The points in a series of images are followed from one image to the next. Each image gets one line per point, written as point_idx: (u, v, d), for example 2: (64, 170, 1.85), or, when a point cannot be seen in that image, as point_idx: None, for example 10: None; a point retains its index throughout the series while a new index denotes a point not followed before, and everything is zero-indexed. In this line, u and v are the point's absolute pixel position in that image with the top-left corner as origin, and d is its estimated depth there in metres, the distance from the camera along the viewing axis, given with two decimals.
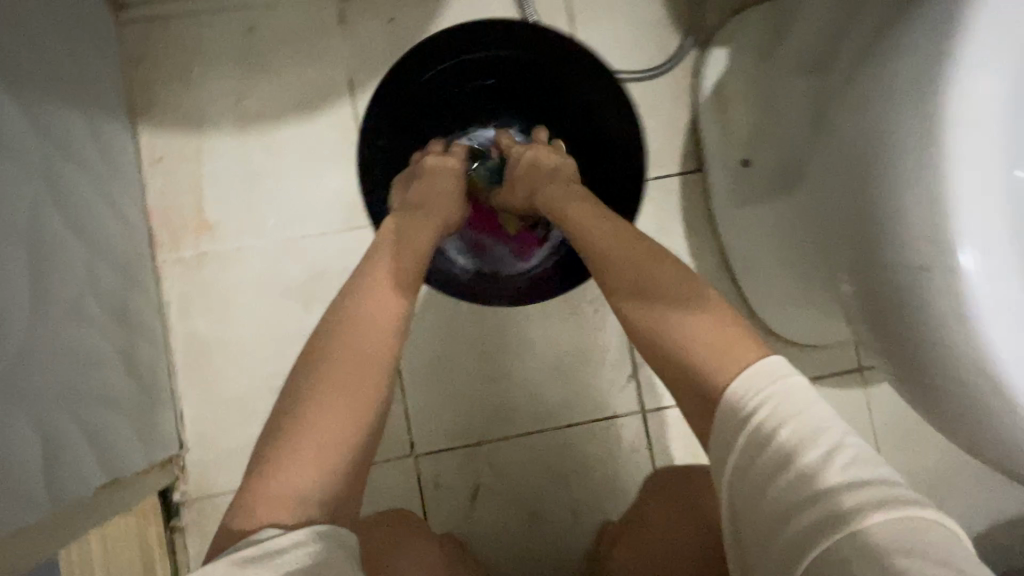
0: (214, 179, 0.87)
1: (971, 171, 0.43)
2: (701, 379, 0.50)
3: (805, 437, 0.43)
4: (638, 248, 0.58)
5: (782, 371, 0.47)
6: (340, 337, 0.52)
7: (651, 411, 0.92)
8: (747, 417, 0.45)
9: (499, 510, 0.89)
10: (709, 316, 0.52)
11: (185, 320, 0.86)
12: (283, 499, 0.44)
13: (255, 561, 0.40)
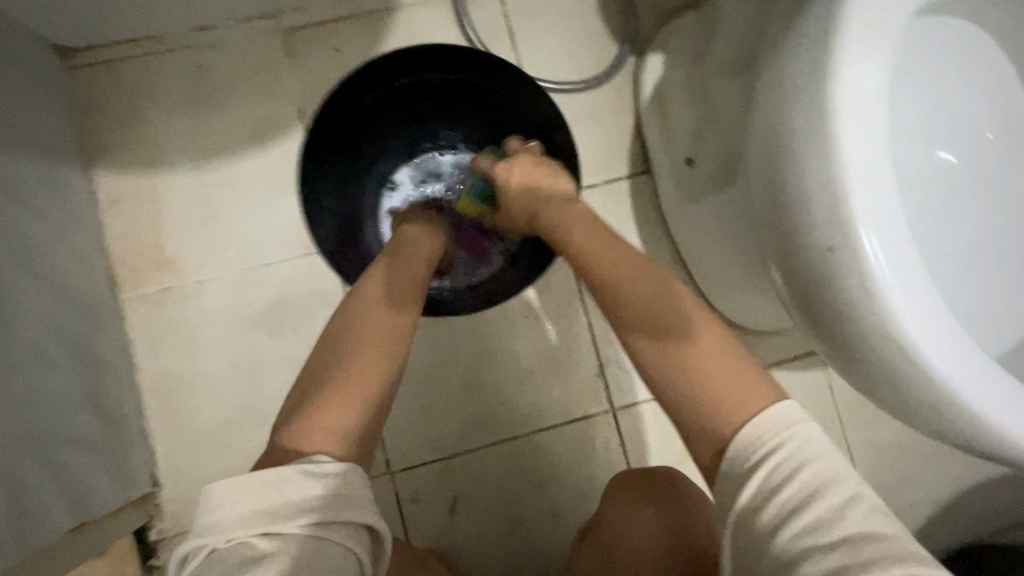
0: (172, 215, 0.88)
1: (864, 154, 0.45)
2: (721, 417, 0.51)
3: (826, 484, 0.45)
4: (631, 265, 0.60)
5: (795, 417, 0.49)
6: (345, 349, 0.56)
7: (620, 410, 0.93)
8: (751, 468, 0.48)
9: (478, 520, 0.89)
10: (712, 348, 0.53)
11: (152, 356, 0.86)
12: (326, 427, 0.49)
13: (298, 477, 0.44)
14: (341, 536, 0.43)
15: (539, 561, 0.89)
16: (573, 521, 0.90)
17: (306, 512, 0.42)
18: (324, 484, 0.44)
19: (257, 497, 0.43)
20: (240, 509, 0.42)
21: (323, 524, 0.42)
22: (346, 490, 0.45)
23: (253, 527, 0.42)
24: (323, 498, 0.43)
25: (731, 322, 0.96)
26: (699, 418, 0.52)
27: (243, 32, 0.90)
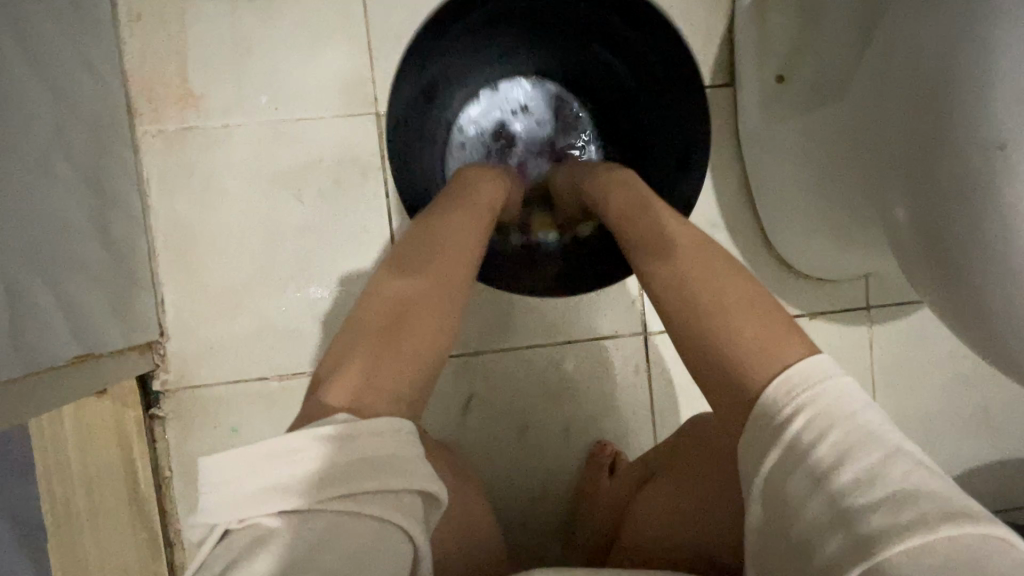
0: (201, 46, 0.78)
1: None
2: (748, 379, 0.48)
3: (857, 441, 0.42)
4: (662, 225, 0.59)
5: (826, 372, 0.46)
6: (384, 311, 0.52)
7: (653, 335, 0.89)
8: (782, 424, 0.45)
9: (490, 420, 0.87)
10: (745, 314, 0.51)
11: (167, 200, 0.79)
12: (348, 393, 0.46)
13: (339, 439, 0.41)
14: (371, 506, 0.40)
15: (546, 469, 0.88)
16: (584, 436, 0.88)
17: (323, 480, 0.40)
18: (339, 447, 0.41)
19: (269, 469, 0.40)
20: (255, 482, 0.40)
21: (344, 493, 0.39)
22: (373, 452, 0.42)
23: (268, 499, 0.39)
24: (344, 459, 0.41)
25: (783, 262, 0.90)
26: (727, 378, 0.50)
27: None
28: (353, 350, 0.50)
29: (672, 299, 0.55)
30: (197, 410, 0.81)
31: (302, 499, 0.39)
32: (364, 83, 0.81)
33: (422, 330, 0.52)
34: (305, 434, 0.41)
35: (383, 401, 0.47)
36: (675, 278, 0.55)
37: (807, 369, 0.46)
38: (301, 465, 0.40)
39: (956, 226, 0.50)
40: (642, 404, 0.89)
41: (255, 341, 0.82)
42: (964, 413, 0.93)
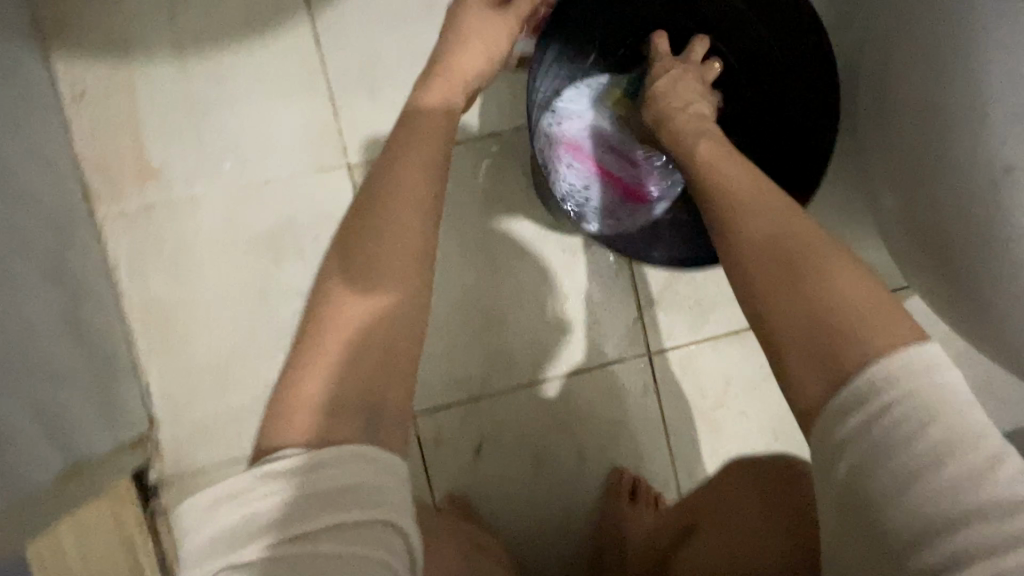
0: (153, 117, 0.74)
1: None
2: (846, 352, 0.40)
3: (960, 441, 0.36)
4: (750, 177, 0.51)
5: (938, 363, 0.38)
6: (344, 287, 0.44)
7: (657, 354, 0.87)
8: (879, 409, 0.37)
9: (503, 463, 0.85)
10: (846, 273, 0.43)
11: (139, 282, 0.75)
12: (302, 389, 0.41)
13: (278, 478, 0.36)
14: (337, 543, 0.34)
15: (565, 505, 0.85)
16: (601, 466, 0.86)
17: (286, 515, 0.34)
18: (289, 488, 0.35)
19: (238, 508, 0.35)
20: (226, 521, 0.35)
21: (308, 531, 0.34)
22: (332, 477, 0.35)
23: (234, 544, 0.34)
24: (308, 488, 0.35)
25: None
26: (820, 344, 0.41)
27: None
28: (318, 330, 0.43)
29: (753, 248, 0.47)
30: (198, 497, 0.78)
31: (265, 539, 0.34)
32: (331, 136, 0.78)
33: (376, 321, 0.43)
34: (266, 465, 0.36)
35: (319, 410, 0.40)
36: (776, 234, 0.46)
37: (914, 360, 0.38)
38: (265, 502, 0.35)
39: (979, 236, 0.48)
40: (655, 425, 0.87)
41: (250, 416, 0.78)
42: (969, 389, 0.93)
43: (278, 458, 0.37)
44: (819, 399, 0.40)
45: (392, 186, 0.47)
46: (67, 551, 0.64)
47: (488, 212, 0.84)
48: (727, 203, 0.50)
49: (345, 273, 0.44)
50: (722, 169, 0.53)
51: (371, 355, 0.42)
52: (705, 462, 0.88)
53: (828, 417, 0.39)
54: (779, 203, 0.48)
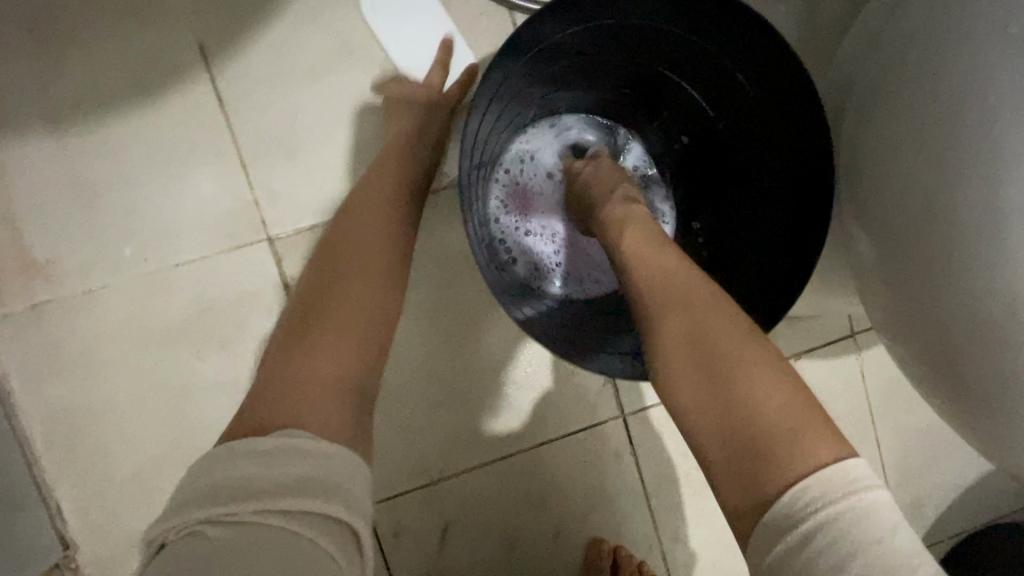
0: (33, 204, 0.64)
1: None
2: (768, 470, 0.39)
3: (892, 570, 0.34)
4: (676, 266, 0.48)
5: (866, 482, 0.37)
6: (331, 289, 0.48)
7: (632, 414, 0.80)
8: (807, 533, 0.36)
9: (472, 545, 0.77)
10: (767, 371, 0.41)
11: (38, 391, 0.66)
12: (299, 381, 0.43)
13: (274, 456, 0.38)
14: (315, 532, 0.36)
15: None
16: (578, 538, 0.80)
17: (277, 488, 0.36)
18: (287, 456, 0.38)
19: (239, 465, 0.37)
20: (223, 475, 0.37)
21: (291, 511, 0.36)
22: (331, 475, 0.38)
23: (216, 503, 0.36)
24: (305, 469, 0.38)
25: None
26: (745, 460, 0.39)
27: None
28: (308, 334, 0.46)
29: (674, 349, 0.45)
30: None
31: (246, 505, 0.35)
32: (244, 207, 0.68)
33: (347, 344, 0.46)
34: (281, 433, 0.39)
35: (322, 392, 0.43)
36: (696, 332, 0.44)
37: (839, 479, 0.37)
38: (265, 468, 0.37)
39: (945, 332, 0.43)
40: (634, 490, 0.81)
41: None
42: None
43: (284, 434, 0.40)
44: (746, 516, 0.39)
45: (359, 235, 0.52)
46: None
47: (436, 274, 0.75)
48: (650, 299, 0.47)
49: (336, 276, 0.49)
50: (651, 258, 0.49)
51: (356, 341, 0.46)
52: (691, 524, 0.81)
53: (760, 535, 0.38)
54: (697, 291, 0.46)
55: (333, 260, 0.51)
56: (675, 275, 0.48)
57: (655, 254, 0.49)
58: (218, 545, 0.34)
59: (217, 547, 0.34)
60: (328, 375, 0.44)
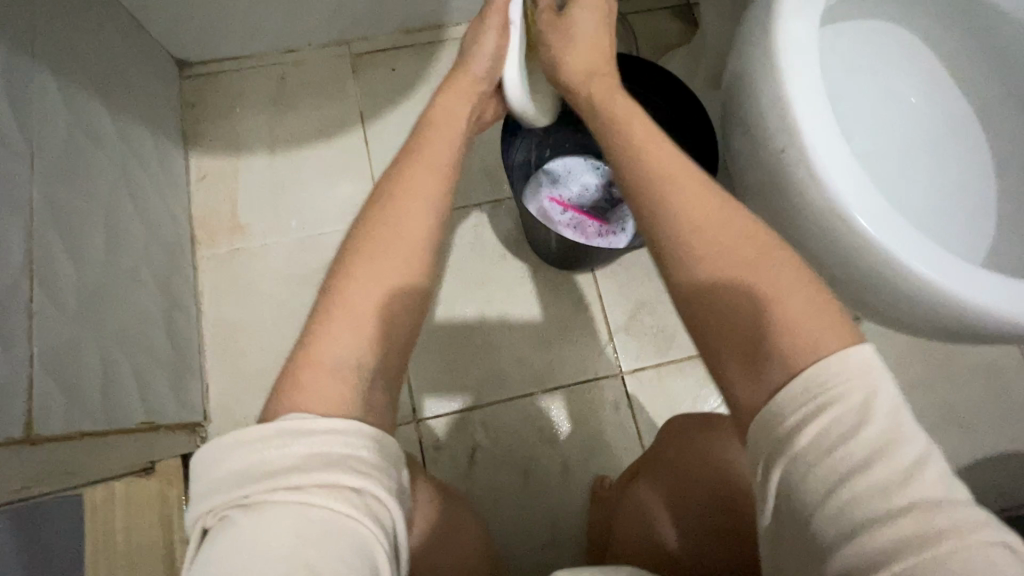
0: (247, 190, 1.05)
1: (837, 168, 0.57)
2: (796, 358, 0.42)
3: (891, 441, 0.37)
4: (702, 192, 0.51)
5: (869, 363, 0.40)
6: (348, 280, 0.50)
7: (628, 374, 1.01)
8: (801, 410, 0.40)
9: (494, 468, 0.95)
10: (787, 275, 0.45)
11: (217, 304, 0.99)
12: (317, 365, 0.46)
13: (294, 434, 0.40)
14: (339, 503, 0.37)
15: (552, 512, 0.93)
16: (581, 475, 0.95)
17: (293, 471, 0.38)
18: (298, 440, 0.40)
19: (249, 455, 0.39)
20: (242, 458, 0.39)
21: (302, 485, 0.37)
22: (334, 446, 0.40)
23: (236, 493, 0.38)
24: (307, 450, 0.39)
25: None
26: (767, 351, 0.43)
27: (320, 52, 1.12)
28: (327, 319, 0.48)
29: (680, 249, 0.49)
30: None
31: (267, 482, 0.38)
32: None
33: (377, 298, 0.50)
34: (283, 419, 0.41)
35: (329, 377, 0.45)
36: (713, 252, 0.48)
37: (852, 363, 0.40)
38: (271, 454, 0.39)
39: (789, 222, 0.63)
40: (632, 439, 0.97)
41: None
42: (938, 416, 0.99)
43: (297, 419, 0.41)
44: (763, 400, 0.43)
45: (403, 191, 0.56)
46: (116, 516, 0.72)
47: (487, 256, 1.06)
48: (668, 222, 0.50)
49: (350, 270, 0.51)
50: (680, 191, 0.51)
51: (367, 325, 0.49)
52: None
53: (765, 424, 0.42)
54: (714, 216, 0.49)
55: (372, 215, 0.54)
56: (696, 196, 0.51)
57: (680, 191, 0.51)
58: (241, 530, 0.36)
59: (246, 523, 0.36)
60: (340, 362, 0.46)
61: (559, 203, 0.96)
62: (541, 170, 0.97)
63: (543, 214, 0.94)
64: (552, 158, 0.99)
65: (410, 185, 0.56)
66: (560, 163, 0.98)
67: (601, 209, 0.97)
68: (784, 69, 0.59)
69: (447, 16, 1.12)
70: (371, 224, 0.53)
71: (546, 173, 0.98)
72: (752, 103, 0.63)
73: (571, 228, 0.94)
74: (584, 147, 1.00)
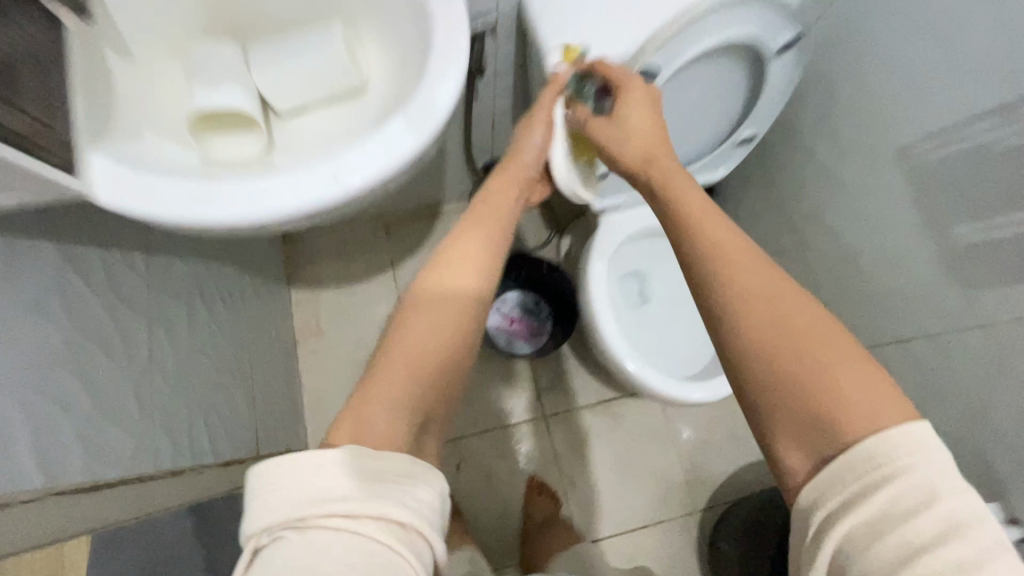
0: (325, 311, 1.77)
1: (615, 333, 1.34)
2: (849, 431, 0.48)
3: (962, 522, 0.43)
4: (773, 278, 0.57)
5: (924, 439, 0.46)
6: (407, 338, 0.63)
7: (550, 417, 1.69)
8: (871, 484, 0.45)
9: (471, 474, 1.63)
10: (854, 370, 0.51)
11: (311, 380, 1.71)
12: (381, 408, 0.58)
13: (377, 462, 0.53)
14: (387, 537, 0.48)
15: (504, 498, 1.62)
16: (522, 477, 1.64)
17: (351, 508, 0.48)
18: (355, 473, 0.51)
19: (307, 481, 0.50)
20: (307, 486, 0.49)
21: (357, 516, 0.48)
22: (387, 483, 0.51)
23: (291, 513, 0.49)
24: (364, 481, 0.51)
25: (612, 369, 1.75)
26: (821, 425, 0.50)
27: (366, 222, 1.86)
28: (378, 370, 0.61)
29: (738, 331, 0.56)
30: None
31: (328, 512, 0.48)
32: None
33: (433, 351, 0.63)
34: (349, 447, 0.53)
35: (384, 414, 0.58)
36: (774, 326, 0.54)
37: (904, 442, 0.45)
38: (327, 480, 0.50)
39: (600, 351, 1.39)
40: (551, 455, 1.66)
41: None
42: (729, 437, 1.70)
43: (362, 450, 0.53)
44: (804, 470, 0.51)
45: (463, 251, 0.71)
46: None
47: None
48: (712, 290, 0.59)
49: (414, 323, 0.64)
50: (740, 272, 0.58)
51: (419, 379, 0.62)
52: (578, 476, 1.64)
53: (819, 488, 0.48)
54: (769, 289, 0.56)
55: (435, 281, 0.69)
56: (744, 266, 0.58)
57: (743, 262, 0.58)
58: (299, 557, 0.46)
59: (302, 558, 0.45)
60: (387, 408, 0.58)
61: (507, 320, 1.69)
62: (495, 300, 1.69)
63: (497, 331, 1.67)
64: (501, 290, 1.70)
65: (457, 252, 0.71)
66: (508, 293, 1.70)
67: (532, 318, 1.70)
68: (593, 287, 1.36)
69: (444, 201, 1.85)
70: (440, 259, 0.71)
71: (499, 301, 1.69)
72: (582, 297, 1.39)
73: (514, 336, 1.68)
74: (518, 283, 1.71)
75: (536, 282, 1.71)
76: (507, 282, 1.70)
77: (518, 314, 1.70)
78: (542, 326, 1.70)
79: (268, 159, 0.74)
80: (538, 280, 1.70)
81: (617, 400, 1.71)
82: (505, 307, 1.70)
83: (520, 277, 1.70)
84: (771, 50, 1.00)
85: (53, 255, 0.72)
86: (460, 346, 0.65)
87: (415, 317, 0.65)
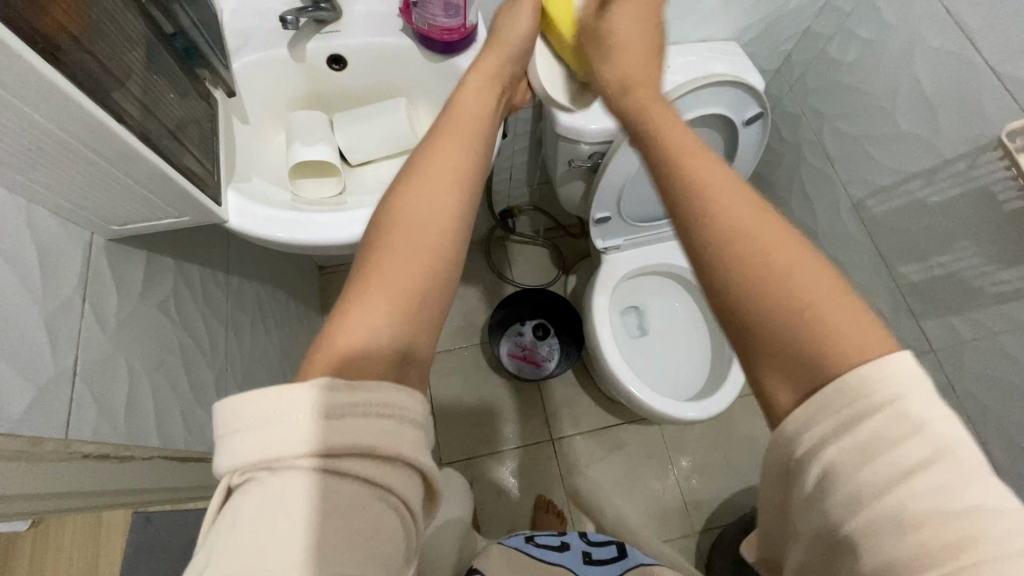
0: None
1: (615, 355, 1.50)
2: (834, 362, 0.44)
3: (950, 451, 0.40)
4: (745, 201, 0.51)
5: (912, 372, 0.42)
6: (378, 257, 0.52)
7: (558, 440, 1.83)
8: (859, 408, 0.41)
9: (481, 492, 1.75)
10: (836, 301, 0.46)
11: None
12: (354, 337, 0.47)
13: (354, 396, 0.42)
14: (377, 479, 0.41)
15: (513, 517, 1.72)
16: (530, 496, 1.75)
17: (339, 454, 0.40)
18: (328, 415, 0.41)
19: (274, 423, 0.41)
20: (276, 429, 0.41)
21: (336, 462, 0.40)
22: (376, 423, 0.42)
23: (258, 456, 0.41)
24: (341, 421, 0.41)
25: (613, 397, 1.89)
26: (803, 354, 0.45)
27: None
28: (353, 295, 0.50)
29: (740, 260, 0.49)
30: None
31: (305, 458, 0.40)
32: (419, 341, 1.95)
33: (411, 271, 0.51)
34: (315, 387, 0.42)
35: (361, 342, 0.47)
36: (754, 245, 0.49)
37: (886, 371, 0.42)
38: (297, 424, 0.40)
39: (603, 373, 1.54)
40: (558, 477, 1.78)
41: None
42: (724, 463, 1.81)
43: (333, 385, 0.42)
44: (790, 403, 0.45)
45: (442, 156, 0.58)
46: None
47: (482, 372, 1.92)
48: (694, 224, 0.52)
49: (388, 241, 0.53)
50: (722, 196, 0.52)
51: (394, 298, 0.50)
52: (583, 497, 1.76)
53: (796, 421, 0.44)
54: (758, 221, 0.50)
55: (403, 193, 0.55)
56: (737, 194, 0.52)
57: (726, 184, 0.53)
58: (265, 508, 0.39)
59: (272, 506, 0.39)
60: (371, 330, 0.48)
61: (520, 350, 1.87)
62: (509, 332, 1.88)
63: (512, 359, 1.85)
64: (514, 323, 1.89)
65: (437, 158, 0.58)
66: (521, 325, 1.90)
67: (542, 347, 1.88)
68: (597, 316, 1.54)
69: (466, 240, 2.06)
70: (421, 169, 0.57)
71: (512, 334, 1.89)
72: (588, 325, 1.57)
73: (527, 364, 1.85)
74: (529, 316, 1.90)
75: (546, 315, 1.90)
76: (520, 314, 1.89)
77: (529, 344, 1.88)
78: (552, 353, 1.87)
79: (341, 200, 0.95)
80: (547, 314, 1.89)
81: (620, 426, 1.85)
82: (518, 338, 1.89)
83: (531, 311, 1.89)
84: (739, 120, 1.24)
85: (172, 268, 0.91)
86: (452, 258, 0.54)
87: (393, 234, 0.53)
